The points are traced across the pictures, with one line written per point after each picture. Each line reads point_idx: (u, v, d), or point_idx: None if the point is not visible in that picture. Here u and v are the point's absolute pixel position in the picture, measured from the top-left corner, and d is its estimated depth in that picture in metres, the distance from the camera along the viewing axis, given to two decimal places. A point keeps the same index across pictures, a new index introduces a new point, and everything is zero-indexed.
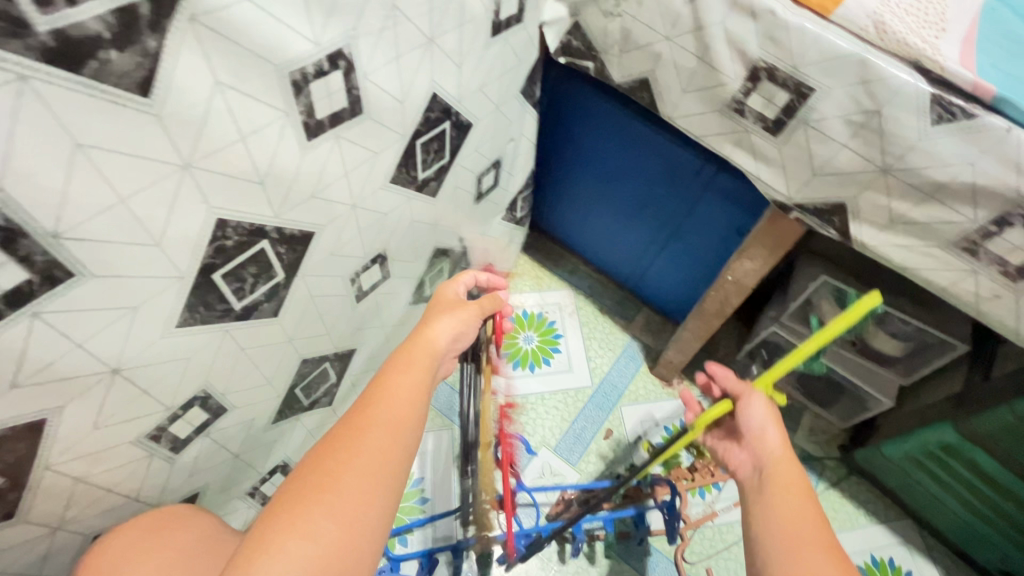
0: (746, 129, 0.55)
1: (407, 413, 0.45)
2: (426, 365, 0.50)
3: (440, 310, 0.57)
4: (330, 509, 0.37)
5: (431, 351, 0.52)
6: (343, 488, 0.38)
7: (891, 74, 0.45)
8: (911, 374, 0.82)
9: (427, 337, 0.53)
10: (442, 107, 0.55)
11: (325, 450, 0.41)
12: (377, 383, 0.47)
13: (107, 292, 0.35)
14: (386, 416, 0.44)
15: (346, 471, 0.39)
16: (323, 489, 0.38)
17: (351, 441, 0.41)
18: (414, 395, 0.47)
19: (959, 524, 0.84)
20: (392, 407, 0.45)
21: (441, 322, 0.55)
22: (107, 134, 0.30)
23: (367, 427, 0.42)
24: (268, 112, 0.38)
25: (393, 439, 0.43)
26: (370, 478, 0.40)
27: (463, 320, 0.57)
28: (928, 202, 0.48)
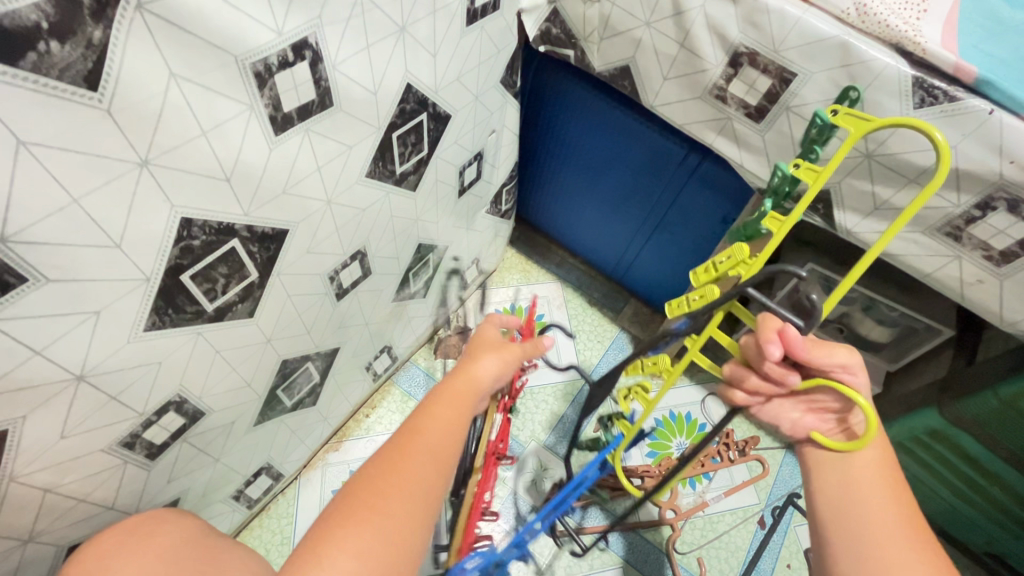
0: (728, 116, 0.55)
1: (449, 444, 0.44)
2: (471, 400, 0.48)
3: (483, 347, 0.53)
4: (378, 530, 0.36)
5: (476, 388, 0.49)
6: (390, 511, 0.38)
7: (872, 57, 0.44)
8: (898, 360, 0.83)
9: (471, 375, 0.49)
10: (418, 98, 0.54)
11: (373, 469, 0.40)
12: (421, 408, 0.46)
13: (66, 297, 0.34)
14: (431, 442, 0.42)
15: (393, 494, 0.38)
16: (370, 510, 0.37)
17: (396, 466, 0.40)
18: (456, 429, 0.45)
19: (947, 508, 0.85)
20: (437, 441, 0.43)
21: (485, 359, 0.51)
22: (54, 132, 0.29)
23: (413, 454, 0.41)
24: (231, 106, 0.36)
25: (436, 471, 0.41)
26: (414, 506, 0.39)
27: (507, 362, 0.52)
28: (911, 187, 0.47)
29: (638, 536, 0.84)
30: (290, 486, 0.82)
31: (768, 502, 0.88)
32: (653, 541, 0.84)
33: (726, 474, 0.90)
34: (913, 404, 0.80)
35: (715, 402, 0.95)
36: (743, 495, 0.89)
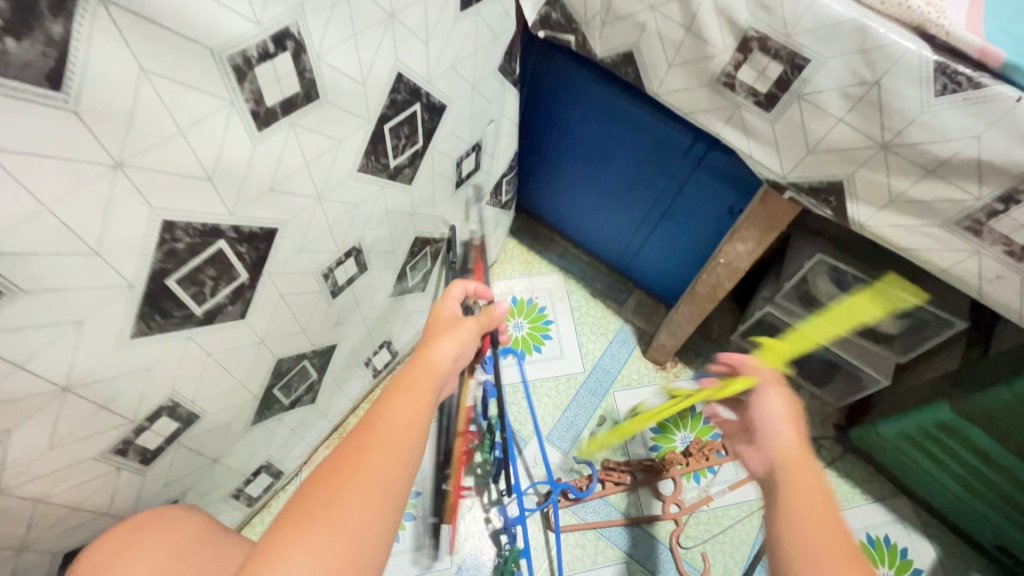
0: (736, 104, 0.52)
1: (415, 431, 0.40)
2: (430, 384, 0.45)
3: (437, 331, 0.52)
4: (333, 526, 0.33)
5: (434, 373, 0.47)
6: (346, 506, 0.34)
7: (892, 42, 0.41)
8: (908, 351, 0.81)
9: (428, 359, 0.48)
10: (411, 88, 0.51)
11: (329, 464, 0.37)
12: (383, 398, 0.42)
13: (43, 307, 0.33)
14: (392, 430, 0.39)
15: (350, 487, 0.35)
16: (327, 505, 0.34)
17: (353, 458, 0.37)
18: (422, 416, 0.42)
19: (956, 501, 0.83)
20: (400, 429, 0.40)
21: (442, 343, 0.50)
22: (19, 136, 0.27)
23: (372, 445, 0.38)
24: (208, 101, 0.34)
25: (400, 458, 0.38)
26: (374, 497, 0.36)
27: (464, 340, 0.52)
28: (930, 178, 0.45)
29: (642, 530, 0.83)
30: (292, 482, 0.81)
31: None
32: (655, 535, 0.83)
33: (732, 468, 0.89)
34: (923, 397, 0.78)
35: None
36: (748, 488, 0.88)
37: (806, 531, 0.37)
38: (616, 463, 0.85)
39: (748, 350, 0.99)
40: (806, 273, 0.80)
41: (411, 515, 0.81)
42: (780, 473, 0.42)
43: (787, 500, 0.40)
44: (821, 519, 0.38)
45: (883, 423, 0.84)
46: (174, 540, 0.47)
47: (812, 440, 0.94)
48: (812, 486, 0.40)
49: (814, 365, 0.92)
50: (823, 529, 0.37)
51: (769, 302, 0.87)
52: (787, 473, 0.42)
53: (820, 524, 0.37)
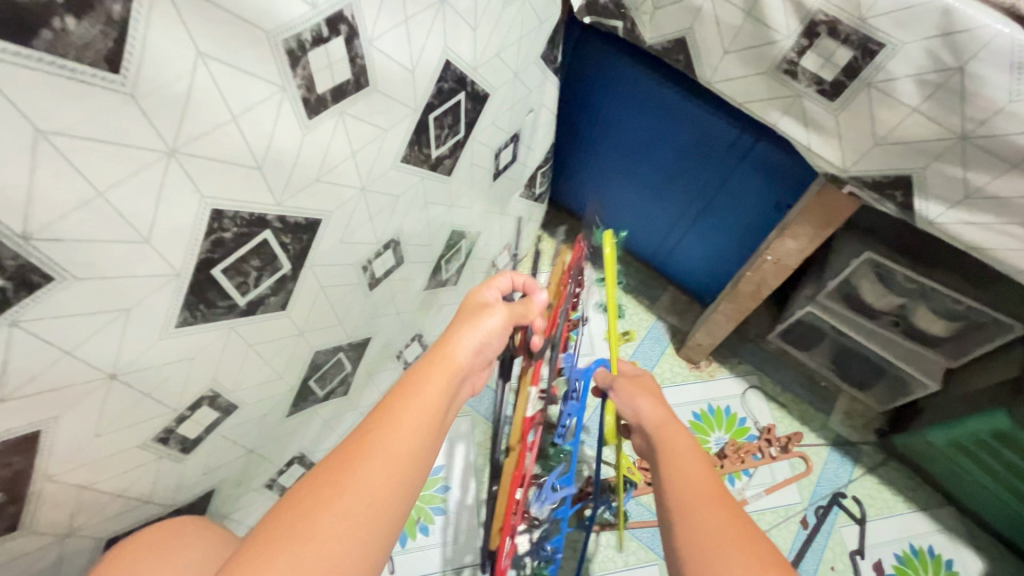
0: (797, 93, 0.49)
1: (410, 448, 0.38)
2: (440, 392, 0.42)
3: (461, 321, 0.49)
4: (303, 554, 0.31)
5: (448, 375, 0.44)
6: (322, 533, 0.32)
7: (981, 24, 0.38)
8: (960, 356, 0.77)
9: (447, 355, 0.45)
10: (457, 76, 0.50)
11: (309, 487, 0.35)
12: (379, 411, 0.40)
13: (92, 296, 0.32)
14: (384, 446, 0.37)
15: (327, 511, 0.33)
16: (300, 532, 0.32)
17: (339, 480, 0.35)
18: (419, 433, 0.39)
19: (1007, 513, 0.79)
20: (391, 445, 0.37)
21: (464, 336, 0.48)
22: (75, 119, 0.26)
23: (361, 462, 0.36)
24: (261, 87, 0.33)
25: (387, 478, 0.36)
26: (351, 523, 0.33)
27: (490, 331, 0.49)
28: (1013, 172, 0.42)
29: None
30: None
31: (810, 502, 0.85)
32: None
33: (767, 471, 0.87)
34: (977, 404, 0.74)
35: (755, 396, 0.93)
36: (785, 493, 0.85)
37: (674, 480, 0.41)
38: None
39: (786, 350, 0.96)
40: (851, 273, 0.76)
41: (440, 510, 0.80)
42: (657, 442, 0.46)
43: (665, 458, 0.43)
44: (689, 468, 0.41)
45: (932, 429, 0.80)
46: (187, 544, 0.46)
47: (853, 445, 0.91)
48: (681, 444, 0.44)
49: (855, 368, 0.89)
50: (691, 477, 0.41)
51: (810, 301, 0.84)
52: (661, 436, 0.46)
53: (688, 471, 0.41)
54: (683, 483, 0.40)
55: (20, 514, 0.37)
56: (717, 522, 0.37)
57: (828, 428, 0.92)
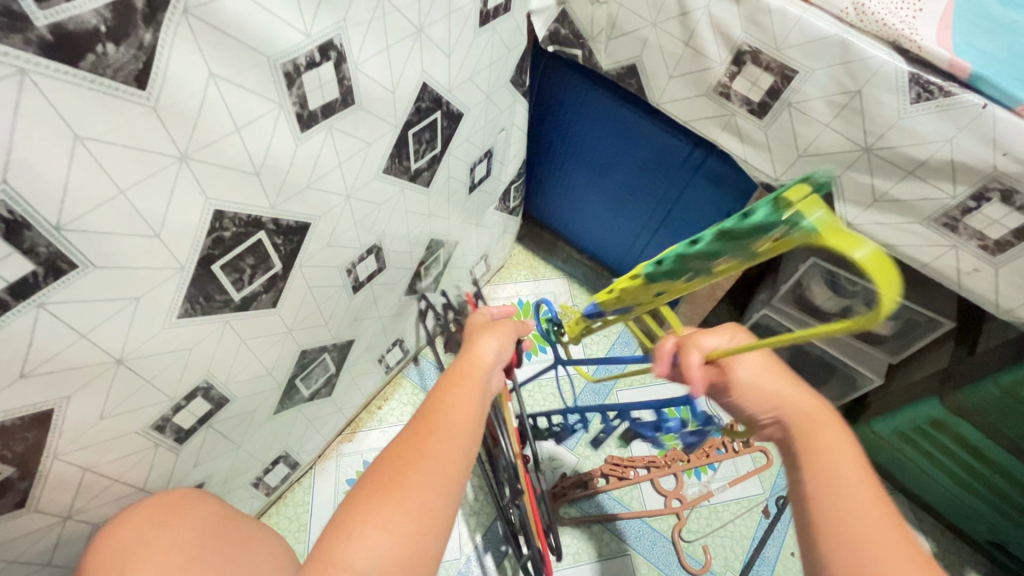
0: (732, 112, 0.57)
1: (473, 418, 0.41)
2: (480, 377, 0.46)
3: (478, 330, 0.53)
4: (401, 505, 0.34)
5: (481, 368, 0.47)
6: (414, 487, 0.35)
7: (870, 55, 0.45)
8: (899, 352, 0.84)
9: (472, 354, 0.48)
10: (433, 97, 0.56)
11: (390, 453, 0.37)
12: (438, 390, 0.43)
13: (107, 284, 0.36)
14: (453, 415, 0.40)
15: (415, 471, 0.35)
16: (394, 485, 0.35)
17: (417, 443, 0.37)
18: (475, 407, 0.42)
19: (951, 497, 0.85)
20: (457, 417, 0.40)
21: (485, 338, 0.50)
22: (107, 128, 0.31)
23: (434, 429, 0.38)
24: (261, 103, 0.39)
25: (460, 440, 0.39)
26: (437, 480, 0.36)
27: (505, 336, 0.51)
28: (910, 178, 0.49)
29: (644, 524, 0.85)
30: (306, 475, 0.84)
31: (771, 493, 0.89)
32: (658, 529, 0.85)
33: (730, 465, 0.91)
34: (914, 394, 0.81)
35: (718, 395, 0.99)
36: (747, 484, 0.90)
37: (833, 511, 0.33)
38: (621, 458, 0.88)
39: None
40: (801, 276, 0.84)
41: None
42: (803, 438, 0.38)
43: (815, 469, 0.36)
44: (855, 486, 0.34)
45: (878, 420, 0.87)
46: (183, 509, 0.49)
47: None
48: (839, 456, 0.36)
49: (809, 366, 0.96)
50: (858, 505, 0.33)
51: (765, 304, 0.91)
52: (810, 441, 0.37)
53: (859, 504, 0.33)
54: (846, 520, 0.32)
55: (28, 491, 0.40)
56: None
57: None
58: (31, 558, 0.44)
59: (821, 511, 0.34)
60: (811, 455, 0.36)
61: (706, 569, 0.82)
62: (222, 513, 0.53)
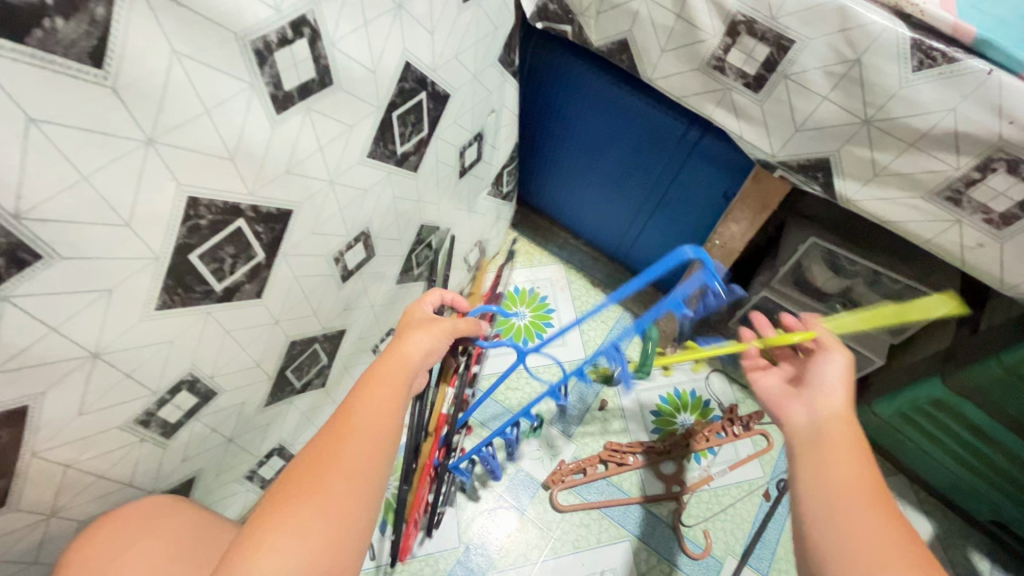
0: (726, 87, 0.55)
1: (390, 421, 0.43)
2: (405, 377, 0.46)
3: (411, 325, 0.51)
4: (318, 511, 0.36)
5: (407, 366, 0.47)
6: (329, 493, 0.37)
7: (870, 21, 0.44)
8: (900, 332, 0.82)
9: (401, 352, 0.48)
10: (417, 76, 0.54)
11: (308, 457, 0.39)
12: (356, 391, 0.44)
13: (76, 276, 0.35)
14: (370, 418, 0.42)
15: (332, 475, 0.38)
16: (313, 490, 0.37)
17: (334, 449, 0.39)
18: (395, 409, 0.44)
19: (953, 477, 0.85)
20: (374, 422, 0.42)
21: (416, 335, 0.50)
22: (63, 109, 0.30)
23: (349, 435, 0.40)
24: (231, 83, 0.37)
25: (377, 446, 0.41)
26: (352, 486, 0.38)
27: (439, 335, 0.51)
28: (911, 151, 0.47)
29: (645, 510, 0.85)
30: None
31: (772, 476, 0.89)
32: (659, 514, 0.85)
33: (731, 449, 0.90)
34: (916, 374, 0.80)
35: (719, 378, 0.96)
36: (748, 468, 0.89)
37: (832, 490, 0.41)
38: (620, 444, 0.87)
39: None
40: (801, 257, 0.81)
41: None
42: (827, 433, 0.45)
43: (826, 462, 0.43)
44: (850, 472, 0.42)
45: (880, 402, 0.85)
46: (176, 522, 0.51)
47: None
48: (847, 446, 0.43)
49: None
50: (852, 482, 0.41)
51: (764, 286, 0.88)
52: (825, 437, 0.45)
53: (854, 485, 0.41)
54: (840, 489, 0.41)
55: (7, 489, 0.39)
56: (879, 541, 0.37)
57: None
58: (17, 556, 0.44)
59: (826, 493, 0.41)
60: (815, 452, 0.44)
61: (707, 553, 0.82)
62: (196, 522, 0.53)
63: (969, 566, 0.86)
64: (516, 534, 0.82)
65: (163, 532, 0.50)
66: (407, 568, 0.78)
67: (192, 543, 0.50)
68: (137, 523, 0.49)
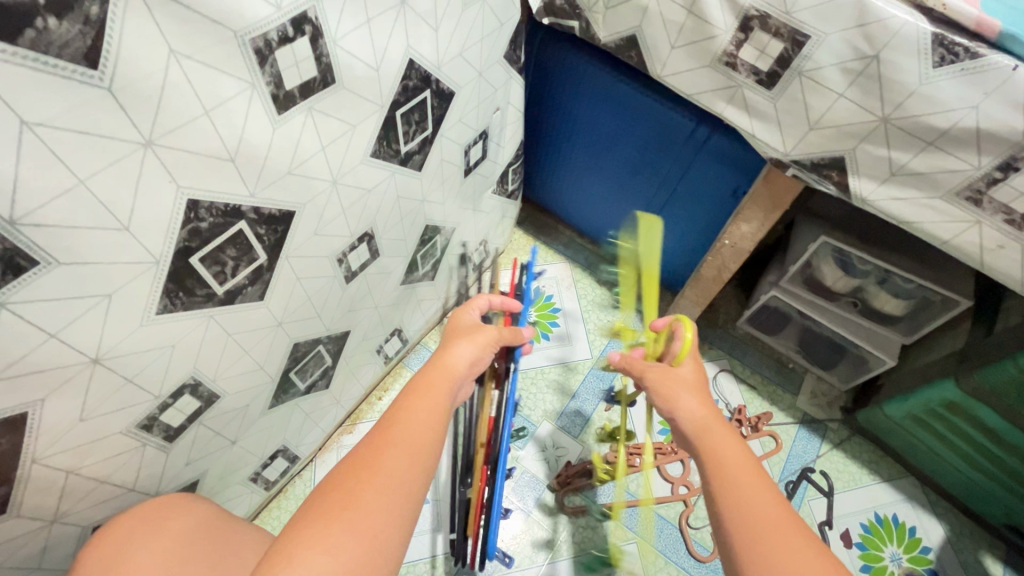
0: (738, 84, 0.53)
1: (427, 435, 0.42)
2: (445, 392, 0.47)
3: (456, 336, 0.55)
4: (351, 526, 0.35)
5: (449, 377, 0.49)
6: (365, 507, 0.36)
7: (890, 15, 0.42)
8: (913, 332, 0.81)
9: (446, 363, 0.50)
10: (421, 74, 0.53)
11: (344, 470, 0.38)
12: (395, 406, 0.44)
13: (77, 280, 0.34)
14: (410, 435, 0.41)
15: (367, 490, 0.37)
16: (346, 505, 0.36)
17: (371, 463, 0.39)
18: (434, 425, 0.44)
19: (965, 480, 0.83)
20: (412, 436, 0.41)
21: (459, 346, 0.52)
22: (58, 112, 0.29)
23: (387, 449, 0.40)
24: (232, 84, 0.36)
25: (412, 462, 0.40)
26: (388, 502, 0.37)
27: (484, 345, 0.54)
28: (931, 150, 0.46)
29: (651, 511, 0.84)
30: (306, 469, 0.83)
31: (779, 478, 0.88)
32: (664, 517, 0.84)
33: None
34: (928, 375, 0.78)
35: (726, 378, 0.97)
36: None
37: (741, 512, 0.40)
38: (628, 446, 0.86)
39: (755, 335, 1.00)
40: (810, 257, 0.80)
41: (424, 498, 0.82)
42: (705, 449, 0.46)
43: (725, 483, 0.42)
44: (746, 487, 0.42)
45: (890, 403, 0.84)
46: (196, 516, 0.52)
47: (820, 422, 0.95)
48: (731, 459, 0.44)
49: (820, 347, 0.93)
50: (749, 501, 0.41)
51: (774, 286, 0.88)
52: (704, 445, 0.46)
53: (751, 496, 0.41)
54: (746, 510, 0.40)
55: (8, 496, 0.39)
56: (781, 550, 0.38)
57: (796, 407, 0.96)
58: (19, 563, 0.43)
59: (731, 514, 0.41)
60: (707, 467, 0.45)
61: (715, 556, 0.81)
62: (206, 517, 0.53)
63: (980, 569, 0.85)
64: (522, 535, 0.81)
65: (185, 526, 0.50)
66: (412, 569, 0.77)
67: (212, 542, 0.51)
68: (160, 513, 0.50)
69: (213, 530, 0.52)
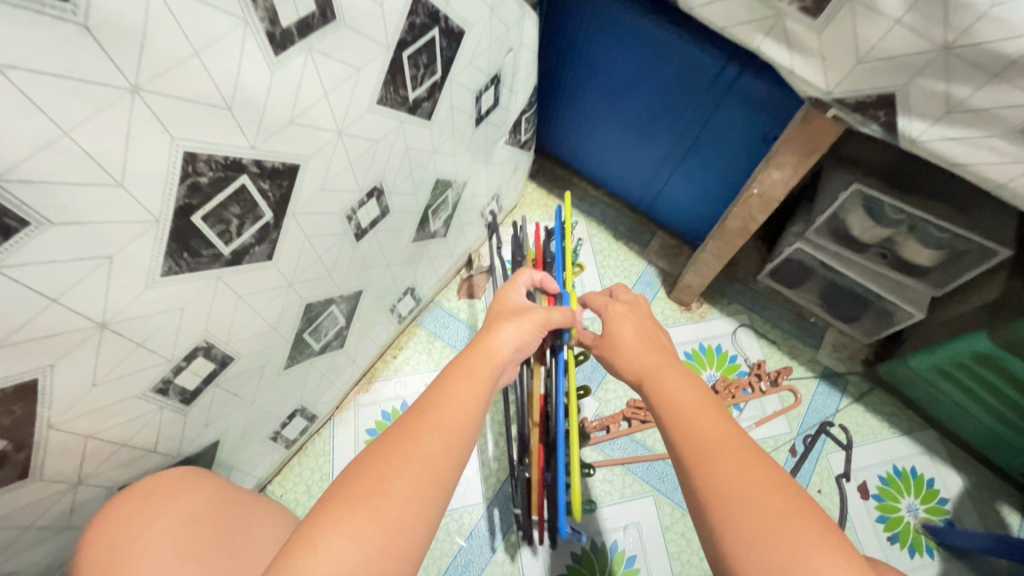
0: (779, 13, 0.48)
1: (463, 423, 0.41)
2: (489, 377, 0.46)
3: (501, 317, 0.52)
4: (374, 514, 0.33)
5: (495, 362, 0.47)
6: (391, 494, 0.35)
7: None
8: (943, 284, 0.77)
9: (491, 346, 0.48)
10: (428, 11, 0.48)
11: (372, 454, 0.37)
12: (432, 391, 0.44)
13: (74, 242, 0.32)
14: (443, 422, 0.40)
15: (394, 475, 0.36)
16: (367, 492, 0.34)
17: (401, 449, 0.37)
18: (472, 411, 0.43)
19: (987, 432, 0.82)
20: (448, 424, 0.40)
21: (505, 327, 0.50)
22: (30, 53, 0.26)
23: (421, 435, 0.38)
24: (221, 19, 0.33)
25: (446, 450, 0.38)
26: (414, 489, 0.35)
27: (529, 327, 0.51)
28: (995, 83, 0.41)
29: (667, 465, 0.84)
30: (325, 426, 0.84)
31: (798, 432, 0.89)
32: None
33: (757, 405, 0.91)
34: (960, 328, 0.75)
35: (746, 333, 0.96)
36: (775, 424, 0.90)
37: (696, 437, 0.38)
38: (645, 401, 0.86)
39: (775, 289, 0.97)
40: (840, 207, 0.76)
41: None
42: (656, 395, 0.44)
43: (678, 419, 0.41)
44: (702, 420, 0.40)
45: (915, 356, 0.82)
46: (213, 491, 0.52)
47: (840, 376, 0.93)
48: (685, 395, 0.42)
49: (841, 300, 0.90)
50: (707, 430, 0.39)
51: (799, 237, 0.84)
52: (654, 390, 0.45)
53: (715, 429, 0.39)
54: (700, 436, 0.38)
55: (29, 461, 0.38)
56: (739, 481, 0.35)
57: (817, 361, 0.94)
58: (48, 523, 0.44)
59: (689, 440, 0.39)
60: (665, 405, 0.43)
61: None
62: (214, 494, 0.52)
63: (998, 519, 0.85)
64: None
65: (205, 499, 0.51)
66: None
67: (227, 514, 0.51)
68: (182, 484, 0.50)
69: (228, 505, 0.53)
